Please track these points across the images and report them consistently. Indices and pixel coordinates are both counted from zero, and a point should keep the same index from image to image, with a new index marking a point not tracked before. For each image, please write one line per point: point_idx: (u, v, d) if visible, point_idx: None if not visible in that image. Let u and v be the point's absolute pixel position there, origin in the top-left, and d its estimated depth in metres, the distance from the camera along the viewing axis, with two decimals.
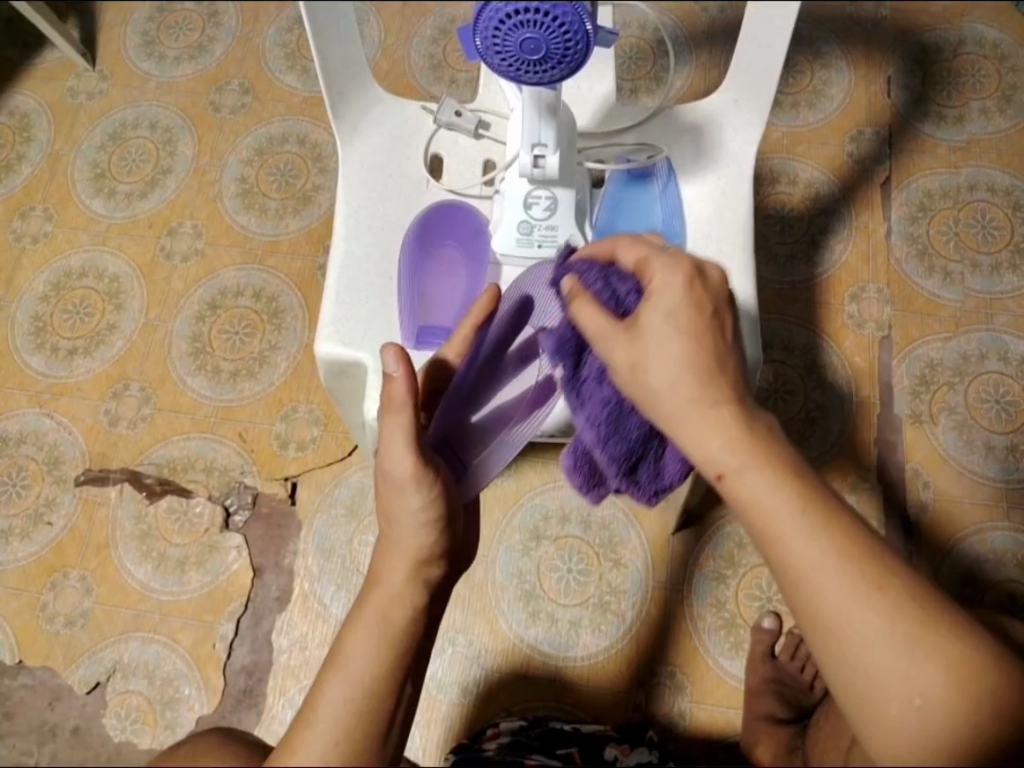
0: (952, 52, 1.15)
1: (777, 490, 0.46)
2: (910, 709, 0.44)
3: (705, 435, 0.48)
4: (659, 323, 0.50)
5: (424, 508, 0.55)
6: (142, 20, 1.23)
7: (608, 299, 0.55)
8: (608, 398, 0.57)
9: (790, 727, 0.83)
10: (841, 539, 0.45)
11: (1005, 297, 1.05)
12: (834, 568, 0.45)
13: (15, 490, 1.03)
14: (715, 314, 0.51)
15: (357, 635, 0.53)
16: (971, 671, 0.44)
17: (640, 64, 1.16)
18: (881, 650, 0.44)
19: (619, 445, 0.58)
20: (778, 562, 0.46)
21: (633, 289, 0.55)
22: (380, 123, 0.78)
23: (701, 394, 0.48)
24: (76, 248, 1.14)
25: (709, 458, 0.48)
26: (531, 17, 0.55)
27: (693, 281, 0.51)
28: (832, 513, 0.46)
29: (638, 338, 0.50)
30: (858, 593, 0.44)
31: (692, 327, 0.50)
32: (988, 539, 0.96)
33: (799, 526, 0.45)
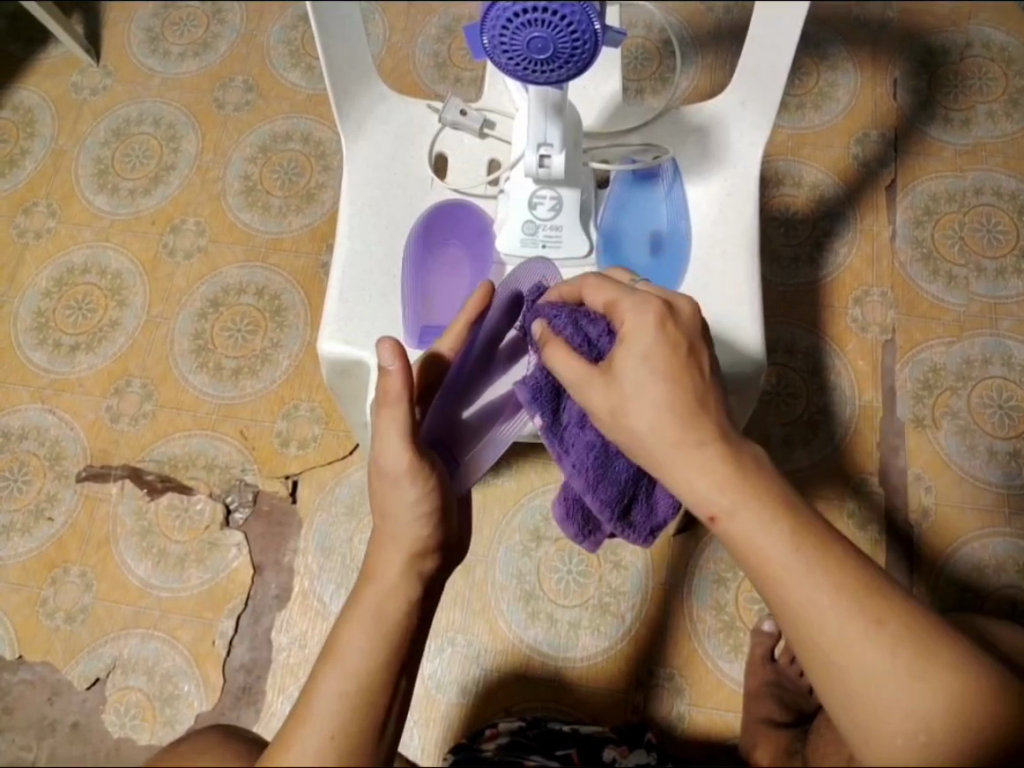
0: (959, 55, 1.15)
1: (770, 529, 0.46)
2: (913, 741, 0.44)
3: (695, 476, 0.48)
4: (635, 366, 0.50)
5: (418, 501, 0.55)
6: (147, 16, 1.23)
7: (580, 343, 0.54)
8: (592, 442, 0.57)
9: (789, 731, 0.84)
10: (837, 573, 0.45)
11: (1009, 302, 1.04)
12: (832, 602, 0.45)
13: (16, 485, 1.03)
14: (690, 352, 0.51)
15: (351, 629, 0.53)
16: (971, 699, 0.44)
17: (645, 65, 1.15)
18: (882, 683, 0.44)
19: (609, 488, 0.58)
20: (775, 599, 0.46)
21: (605, 331, 0.55)
22: (385, 122, 0.78)
23: (684, 433, 0.48)
24: (79, 244, 1.14)
25: (700, 499, 0.48)
26: (539, 16, 0.55)
27: (664, 322, 0.51)
28: (824, 548, 0.46)
29: (616, 383, 0.51)
30: (859, 627, 0.44)
31: (669, 368, 0.50)
32: (989, 544, 0.95)
33: (793, 563, 0.45)
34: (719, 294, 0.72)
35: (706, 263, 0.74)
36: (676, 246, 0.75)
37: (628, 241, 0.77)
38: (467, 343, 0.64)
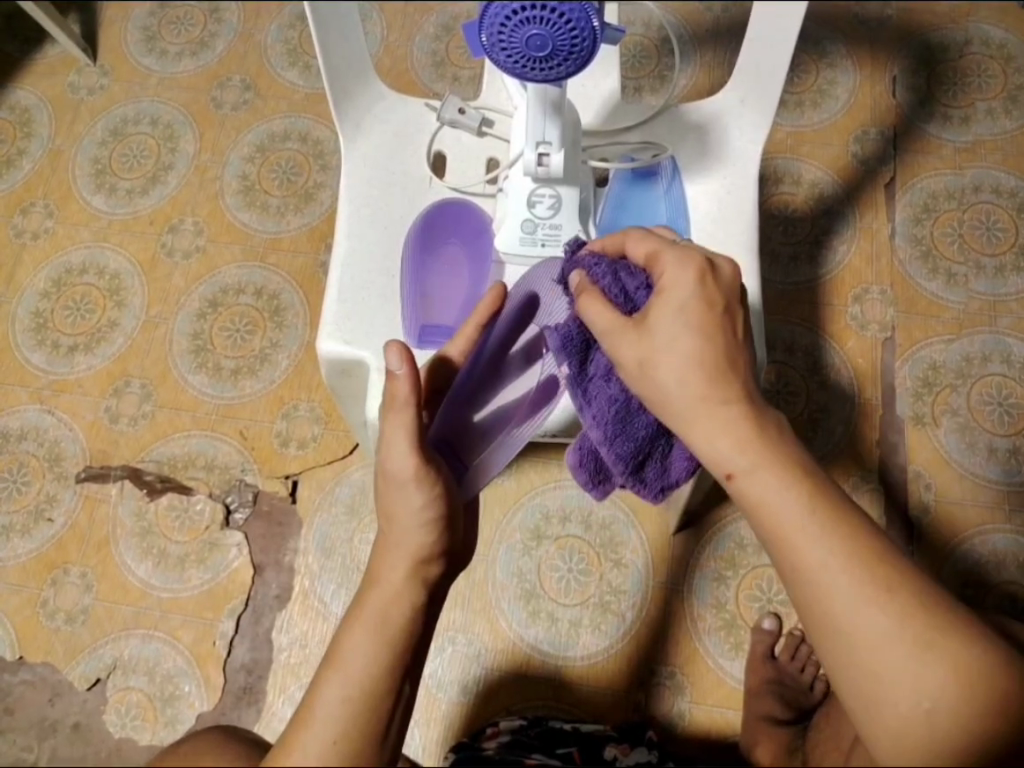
0: (958, 52, 1.15)
1: (787, 487, 0.47)
2: (919, 710, 0.43)
3: (715, 434, 0.49)
4: (669, 319, 0.51)
5: (425, 508, 0.55)
6: (144, 15, 1.23)
7: (616, 295, 0.55)
8: (615, 396, 0.57)
9: (791, 728, 0.84)
10: (848, 538, 0.46)
11: (1008, 300, 1.04)
12: (841, 564, 0.45)
13: (15, 487, 1.03)
14: (726, 311, 0.51)
15: (355, 634, 0.53)
16: (980, 674, 0.44)
17: (644, 63, 1.15)
18: (889, 649, 0.44)
19: (626, 443, 0.58)
20: (786, 560, 0.47)
21: (643, 286, 0.55)
22: (383, 122, 0.78)
23: (712, 389, 0.49)
24: (77, 244, 1.13)
25: (720, 457, 0.49)
26: (537, 14, 0.55)
27: (705, 277, 0.51)
28: (840, 510, 0.47)
29: (648, 335, 0.51)
30: (866, 593, 0.45)
31: (702, 324, 0.50)
32: (989, 541, 0.95)
33: (806, 522, 0.46)
34: None
35: None
36: None
37: None
38: (479, 346, 0.64)
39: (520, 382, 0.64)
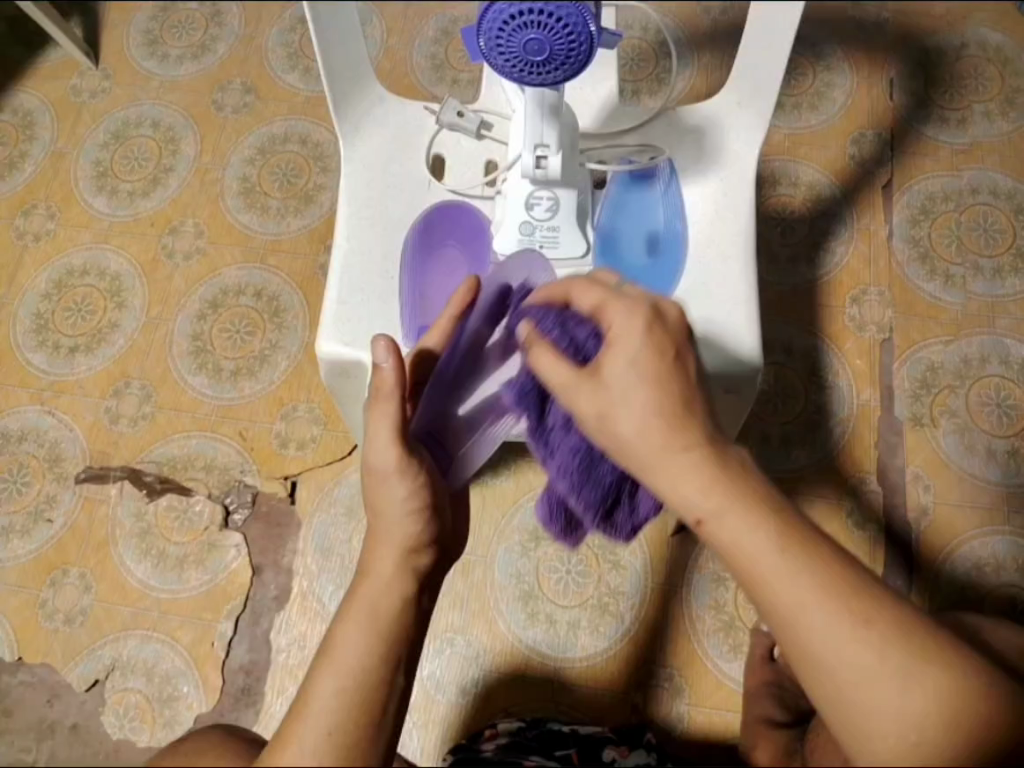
0: (955, 54, 1.15)
1: (756, 532, 0.46)
2: (904, 742, 0.44)
3: (681, 480, 0.48)
4: (623, 370, 0.51)
5: (409, 497, 0.56)
6: (146, 19, 1.24)
7: (566, 346, 0.55)
8: (576, 447, 0.58)
9: (788, 732, 0.79)
10: (824, 576, 0.45)
11: (1006, 301, 1.04)
12: (819, 605, 0.45)
13: (16, 487, 1.03)
14: (677, 358, 0.51)
15: (347, 627, 0.53)
16: (962, 698, 0.44)
17: (642, 66, 1.16)
18: (874, 683, 0.44)
19: (593, 490, 0.59)
20: (762, 602, 0.46)
21: (591, 334, 0.55)
22: (383, 124, 0.78)
23: (671, 440, 0.49)
24: (78, 246, 1.14)
25: (687, 504, 0.48)
26: (535, 18, 0.55)
27: (652, 327, 0.52)
28: (811, 548, 0.46)
29: (603, 388, 0.51)
30: (846, 630, 0.44)
31: (657, 373, 0.50)
32: (989, 542, 0.95)
33: (780, 563, 0.46)
34: (716, 292, 0.73)
35: (701, 263, 0.74)
36: (674, 247, 0.75)
37: (626, 241, 0.77)
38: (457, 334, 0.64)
39: (498, 376, 0.65)
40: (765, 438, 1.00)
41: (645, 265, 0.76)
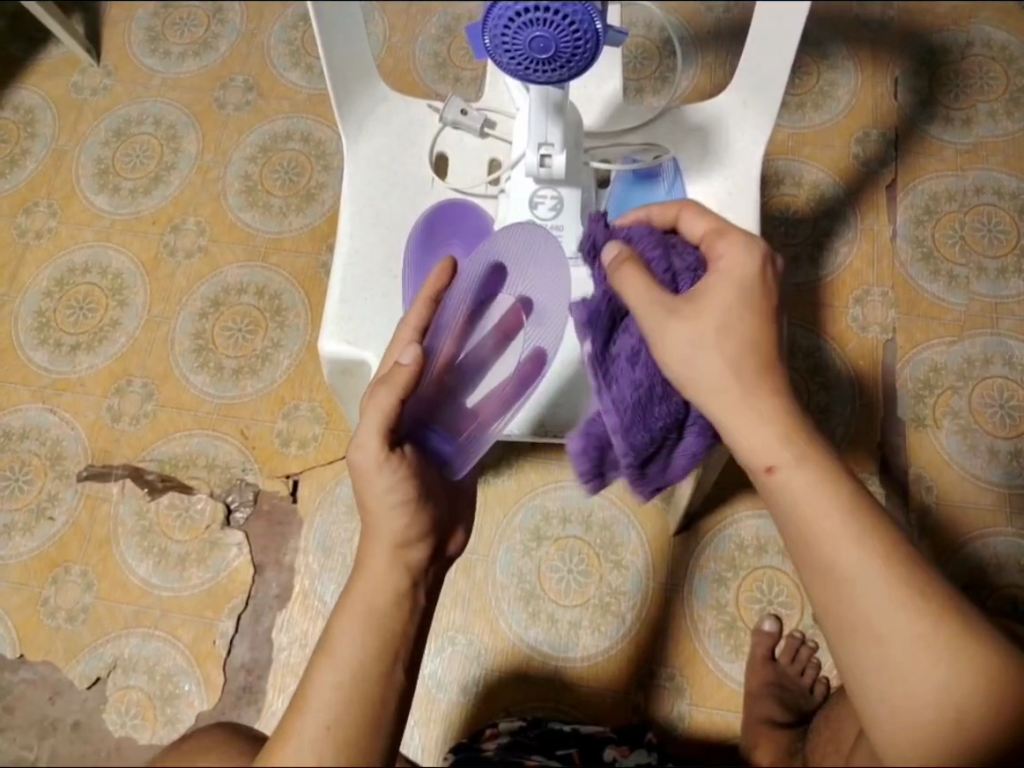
0: (959, 54, 1.15)
1: (823, 485, 0.49)
2: (945, 718, 0.44)
3: (755, 431, 0.52)
4: (724, 304, 0.53)
5: (393, 489, 0.56)
6: (147, 17, 1.23)
7: (664, 272, 0.57)
8: (639, 382, 0.57)
9: (790, 731, 0.83)
10: (882, 542, 0.48)
11: (1010, 302, 1.04)
12: (876, 567, 0.47)
13: (17, 485, 1.03)
14: (775, 309, 0.55)
15: (342, 624, 0.53)
16: (1005, 686, 0.45)
17: (645, 65, 1.15)
18: (918, 654, 0.45)
19: (640, 434, 0.58)
20: (818, 560, 0.48)
21: (693, 265, 0.58)
22: (385, 122, 0.78)
23: (757, 384, 0.52)
24: (80, 244, 1.14)
25: (763, 450, 0.51)
26: (540, 15, 0.55)
27: (762, 268, 0.55)
28: (871, 516, 0.49)
29: (706, 314, 0.53)
30: (899, 594, 0.46)
31: (755, 316, 0.54)
32: (991, 544, 0.95)
33: (842, 521, 0.48)
34: None
35: None
36: None
37: None
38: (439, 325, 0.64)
39: (499, 366, 0.65)
40: None
41: None
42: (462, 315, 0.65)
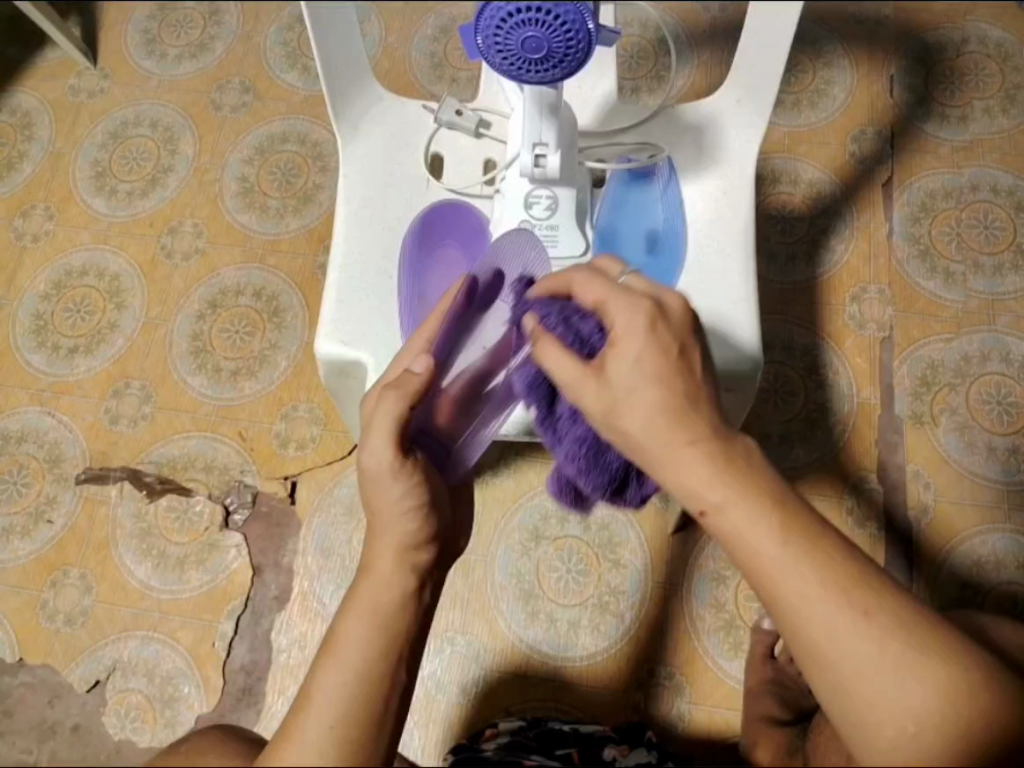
0: (955, 51, 1.15)
1: (758, 519, 0.47)
2: (903, 734, 0.44)
3: (685, 473, 0.48)
4: (626, 370, 0.50)
5: (405, 498, 0.56)
6: (143, 19, 1.24)
7: (572, 341, 0.55)
8: (583, 436, 0.59)
9: (791, 728, 0.81)
10: (826, 567, 0.46)
11: (1007, 298, 1.04)
12: (821, 597, 0.45)
13: (16, 488, 1.03)
14: (682, 355, 0.50)
15: (348, 622, 0.53)
16: (961, 692, 0.45)
17: (641, 64, 1.15)
18: (872, 674, 0.44)
19: (600, 475, 0.60)
20: (765, 592, 0.47)
21: (596, 329, 0.55)
22: (381, 122, 0.78)
23: (677, 433, 0.48)
24: (78, 246, 1.14)
25: (692, 494, 0.48)
26: (533, 16, 0.55)
27: (656, 324, 0.50)
28: (814, 541, 0.46)
29: (607, 386, 0.50)
30: (847, 620, 0.45)
31: (661, 371, 0.49)
32: (989, 541, 0.95)
33: (783, 553, 0.46)
34: (716, 293, 0.73)
35: (700, 262, 0.74)
36: (673, 246, 0.75)
37: (626, 240, 0.77)
38: (443, 331, 0.62)
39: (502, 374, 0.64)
40: (765, 436, 1.00)
41: (644, 263, 0.76)
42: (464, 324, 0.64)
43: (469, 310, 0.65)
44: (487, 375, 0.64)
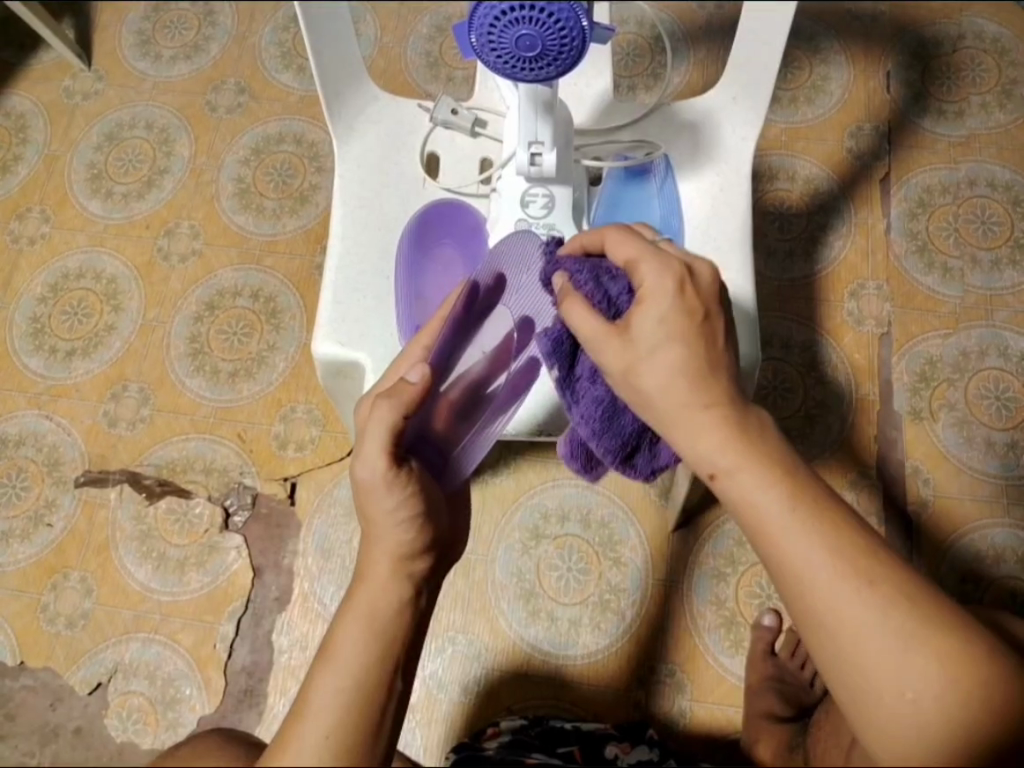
0: (951, 46, 1.15)
1: (766, 483, 0.47)
2: (905, 704, 0.44)
3: (697, 437, 0.49)
4: (650, 328, 0.50)
5: (399, 508, 0.55)
6: (138, 20, 1.23)
7: (600, 300, 0.55)
8: (601, 397, 0.59)
9: (790, 725, 0.83)
10: (831, 533, 0.46)
11: (1005, 293, 1.04)
12: (826, 562, 0.45)
13: (15, 492, 1.03)
14: (706, 320, 0.51)
15: (344, 628, 0.53)
16: (964, 666, 0.44)
17: (637, 61, 1.15)
18: (875, 643, 0.44)
19: (613, 438, 0.59)
20: (772, 558, 0.47)
21: (626, 290, 0.55)
22: (376, 122, 0.78)
23: (694, 396, 0.49)
24: (74, 249, 1.13)
25: (703, 458, 0.49)
26: (527, 14, 0.55)
27: (684, 287, 0.51)
28: (822, 507, 0.47)
29: (632, 344, 0.51)
30: (851, 587, 0.45)
31: (683, 332, 0.50)
32: (989, 536, 0.95)
33: (789, 517, 0.47)
34: None
35: None
36: None
37: None
38: (442, 337, 0.62)
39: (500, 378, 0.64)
40: None
41: None
42: (463, 329, 0.64)
43: (468, 315, 0.64)
44: (486, 380, 0.64)
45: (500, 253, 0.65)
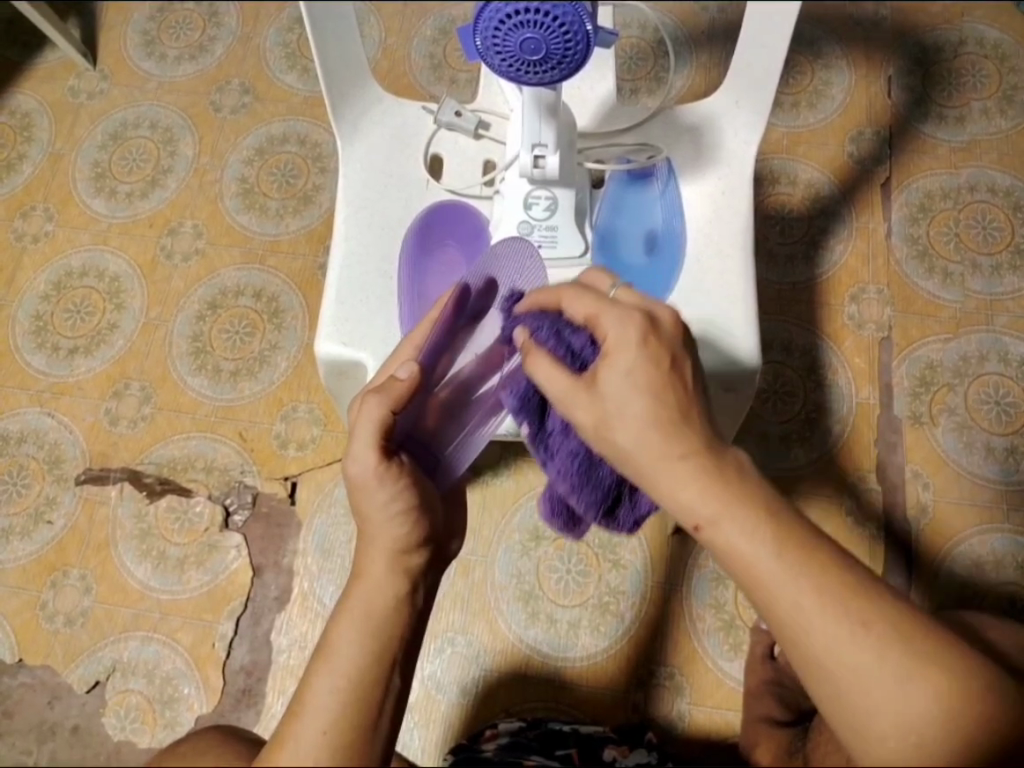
0: (952, 52, 1.15)
1: (752, 536, 0.47)
2: (905, 742, 0.45)
3: (677, 487, 0.49)
4: (620, 382, 0.51)
5: (393, 500, 0.56)
6: (143, 20, 1.24)
7: (564, 354, 0.56)
8: (575, 451, 0.61)
9: (792, 729, 0.79)
10: (819, 575, 0.46)
11: (1005, 299, 1.04)
12: (817, 607, 0.45)
13: (15, 489, 1.03)
14: (673, 365, 0.51)
15: (341, 628, 0.53)
16: (960, 696, 0.45)
17: (640, 65, 1.16)
18: (872, 682, 0.44)
19: (593, 491, 0.62)
20: (762, 601, 0.47)
21: (587, 342, 0.56)
22: (380, 124, 0.78)
23: (669, 446, 0.49)
24: (77, 247, 1.14)
25: (685, 508, 0.49)
26: (532, 17, 0.55)
27: (647, 338, 0.51)
28: (810, 554, 0.47)
29: (599, 399, 0.52)
30: (844, 630, 0.45)
31: (651, 383, 0.50)
32: (989, 541, 0.96)
33: (778, 565, 0.46)
34: (715, 290, 0.73)
35: (700, 265, 0.74)
36: (673, 247, 0.76)
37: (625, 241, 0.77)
38: (435, 337, 0.63)
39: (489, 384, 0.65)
40: (764, 437, 1.00)
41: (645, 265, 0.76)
42: (456, 332, 0.64)
43: (461, 317, 0.64)
44: (479, 382, 0.65)
45: (494, 259, 0.66)
